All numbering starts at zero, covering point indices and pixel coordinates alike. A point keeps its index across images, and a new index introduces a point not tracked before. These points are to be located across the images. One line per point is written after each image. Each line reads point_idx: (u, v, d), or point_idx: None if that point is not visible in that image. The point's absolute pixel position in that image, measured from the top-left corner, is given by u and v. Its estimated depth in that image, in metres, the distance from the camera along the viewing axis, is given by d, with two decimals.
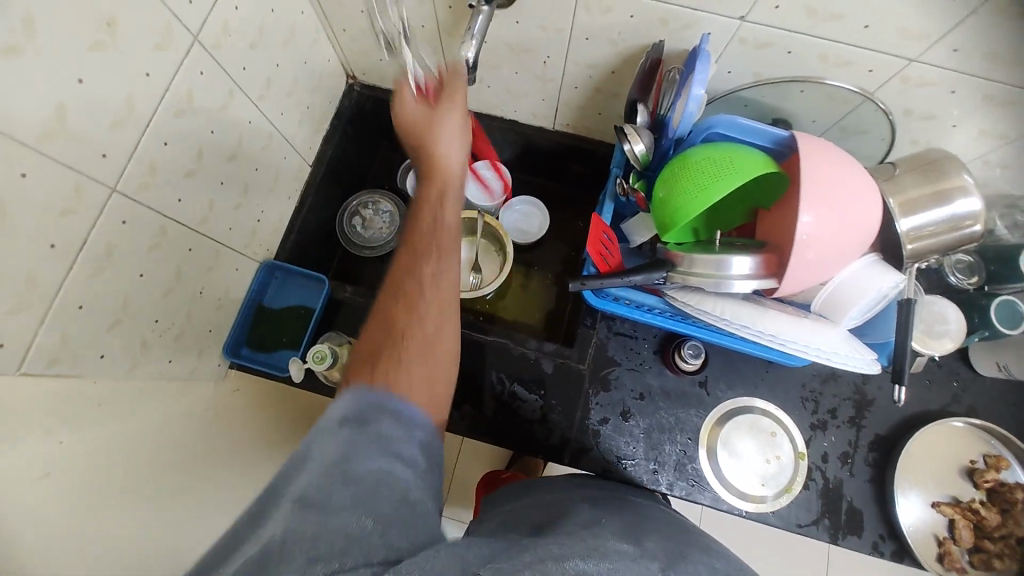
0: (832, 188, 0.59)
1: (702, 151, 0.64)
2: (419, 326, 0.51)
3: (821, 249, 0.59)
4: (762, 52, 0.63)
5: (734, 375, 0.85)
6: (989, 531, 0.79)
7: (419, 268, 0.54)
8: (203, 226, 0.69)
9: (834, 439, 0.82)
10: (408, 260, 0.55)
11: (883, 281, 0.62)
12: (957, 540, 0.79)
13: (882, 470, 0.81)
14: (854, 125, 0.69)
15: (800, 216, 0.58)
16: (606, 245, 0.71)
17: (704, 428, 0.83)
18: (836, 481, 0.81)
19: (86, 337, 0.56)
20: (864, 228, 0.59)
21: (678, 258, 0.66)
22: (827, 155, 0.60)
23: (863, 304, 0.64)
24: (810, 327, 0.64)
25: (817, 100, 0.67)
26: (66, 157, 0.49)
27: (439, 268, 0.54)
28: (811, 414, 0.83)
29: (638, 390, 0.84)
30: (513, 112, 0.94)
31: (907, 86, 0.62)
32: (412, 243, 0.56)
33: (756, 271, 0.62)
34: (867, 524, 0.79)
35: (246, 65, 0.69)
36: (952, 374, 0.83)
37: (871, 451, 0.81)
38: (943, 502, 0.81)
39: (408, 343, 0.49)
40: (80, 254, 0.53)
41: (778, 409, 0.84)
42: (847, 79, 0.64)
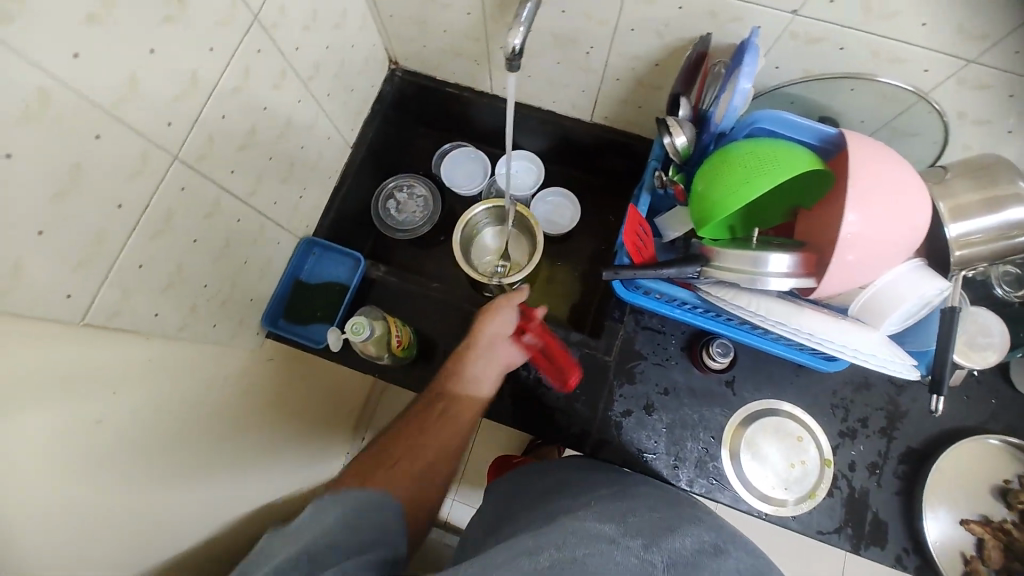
0: (880, 189, 0.58)
1: (744, 147, 0.63)
2: (432, 420, 0.65)
3: (864, 250, 0.58)
4: (813, 48, 0.62)
5: (763, 377, 0.84)
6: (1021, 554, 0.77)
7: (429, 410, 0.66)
8: (250, 199, 0.72)
9: (863, 448, 0.81)
10: (418, 419, 0.65)
11: (927, 286, 0.61)
12: (986, 559, 0.77)
13: (912, 483, 0.79)
14: (906, 126, 0.67)
15: (845, 216, 0.57)
16: (641, 236, 0.71)
17: (727, 428, 0.82)
18: (862, 491, 0.79)
19: (142, 296, 0.59)
20: (911, 231, 0.58)
21: (713, 253, 0.66)
22: (876, 154, 0.59)
23: (904, 309, 0.62)
24: (849, 330, 0.63)
25: (868, 98, 0.66)
26: (136, 124, 0.52)
27: (447, 429, 0.65)
28: (840, 421, 0.82)
29: (662, 385, 0.84)
30: (552, 103, 0.95)
31: (964, 88, 0.60)
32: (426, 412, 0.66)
33: (794, 269, 0.62)
34: (891, 536, 0.78)
35: (299, 46, 0.71)
36: (991, 390, 0.80)
37: (900, 463, 0.80)
38: (974, 520, 0.78)
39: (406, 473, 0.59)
40: (142, 217, 0.56)
41: (806, 413, 0.83)
42: (900, 78, 0.62)
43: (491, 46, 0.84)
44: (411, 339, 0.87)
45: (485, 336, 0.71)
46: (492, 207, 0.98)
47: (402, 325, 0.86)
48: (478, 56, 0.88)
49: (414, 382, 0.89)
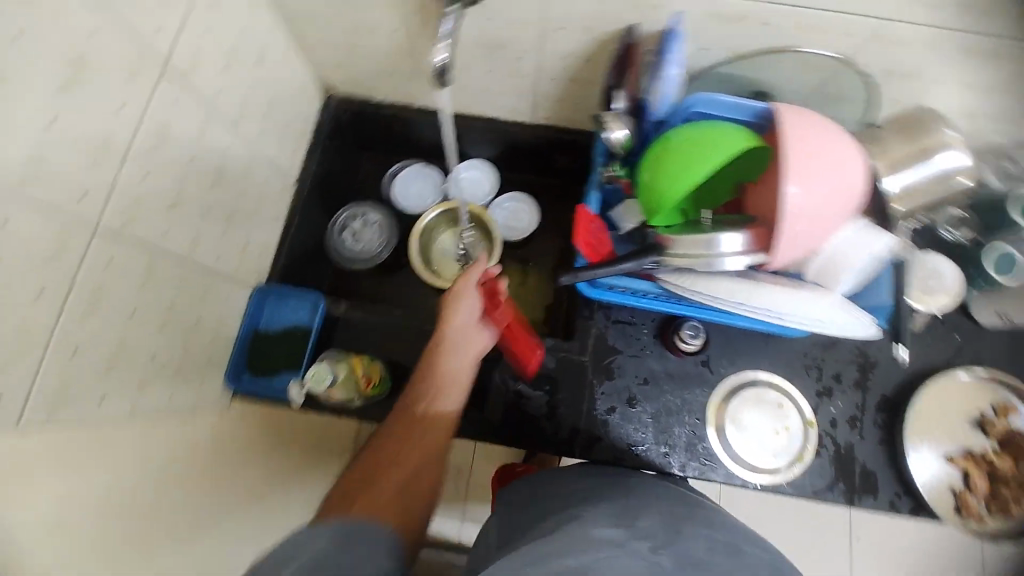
0: (814, 155, 0.59)
1: (683, 132, 0.64)
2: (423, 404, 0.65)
3: (809, 219, 0.59)
4: (734, 25, 0.63)
5: (738, 351, 0.85)
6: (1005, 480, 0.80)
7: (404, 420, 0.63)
8: (192, 256, 0.69)
9: (841, 404, 0.83)
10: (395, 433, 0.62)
11: (874, 244, 0.63)
12: (971, 489, 0.79)
13: (893, 430, 0.81)
14: (835, 89, 0.68)
15: (787, 188, 0.58)
16: (594, 234, 0.71)
17: (710, 406, 0.83)
18: (847, 446, 0.81)
19: (85, 378, 0.55)
20: (850, 194, 0.59)
21: (669, 242, 0.66)
22: (810, 125, 0.60)
23: (856, 267, 0.65)
24: (807, 297, 0.64)
25: (793, 68, 0.67)
26: (46, 202, 0.48)
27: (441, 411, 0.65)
28: (815, 382, 0.84)
29: (642, 375, 0.85)
30: (492, 110, 0.94)
31: (882, 46, 0.61)
32: (417, 397, 0.65)
33: (747, 246, 0.63)
34: (881, 484, 0.80)
35: (219, 91, 0.69)
36: (954, 328, 0.83)
37: (878, 413, 0.82)
38: (957, 454, 0.81)
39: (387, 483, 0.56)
40: (69, 297, 0.52)
41: (785, 379, 0.84)
42: (821, 44, 0.63)
43: (420, 63, 0.82)
44: (383, 372, 0.86)
45: (452, 321, 0.70)
46: (444, 208, 1.00)
47: (371, 363, 0.86)
48: (410, 75, 0.87)
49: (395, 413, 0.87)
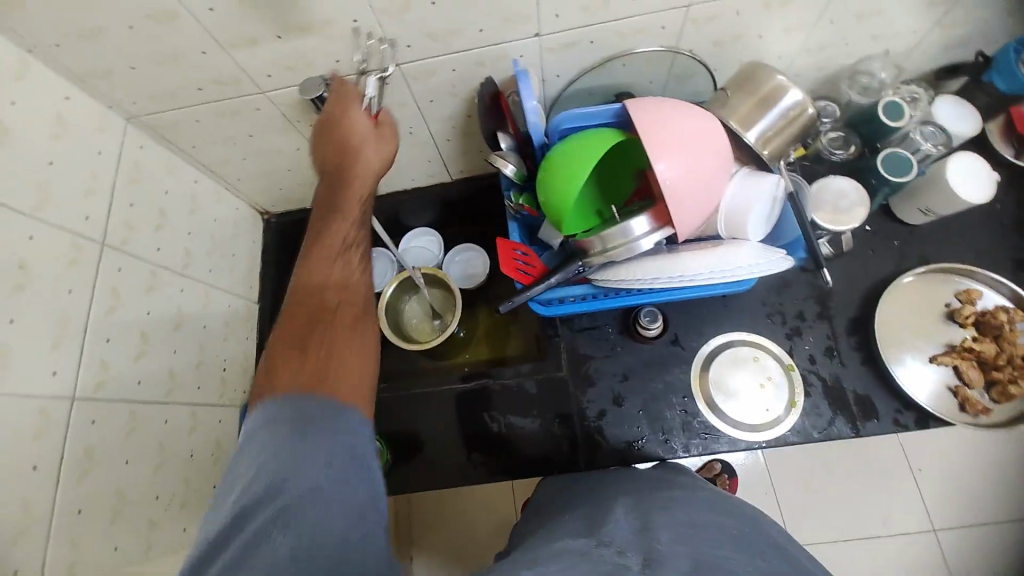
0: (676, 132, 0.65)
1: (561, 148, 0.69)
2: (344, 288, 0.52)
3: (690, 187, 0.64)
4: (571, 50, 0.71)
5: (700, 321, 0.88)
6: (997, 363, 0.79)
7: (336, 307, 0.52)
8: (171, 395, 0.75)
9: (814, 340, 0.84)
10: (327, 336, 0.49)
11: (763, 186, 0.68)
12: (970, 383, 0.78)
13: (870, 350, 0.82)
14: (682, 71, 0.76)
15: (662, 165, 0.63)
16: (521, 260, 0.76)
17: (693, 381, 0.85)
18: (834, 377, 0.82)
19: (91, 537, 0.59)
20: (716, 155, 0.66)
21: (590, 245, 0.70)
22: (663, 108, 0.67)
23: (758, 212, 0.69)
24: (724, 253, 0.68)
25: (637, 66, 0.75)
26: (20, 388, 0.55)
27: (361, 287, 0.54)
28: (782, 326, 0.86)
29: (619, 373, 0.87)
30: (412, 181, 1.03)
31: (700, 25, 0.69)
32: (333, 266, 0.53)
33: (654, 224, 0.67)
34: (880, 404, 0.80)
35: (160, 245, 0.77)
36: (889, 235, 0.86)
37: (851, 336, 0.83)
38: (940, 353, 0.81)
39: (338, 365, 0.48)
40: (60, 466, 0.57)
41: (752, 333, 0.86)
42: (650, 41, 0.71)
43: None
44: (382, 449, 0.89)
45: (342, 140, 0.56)
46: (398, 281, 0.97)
47: None
48: None
49: (403, 483, 0.89)
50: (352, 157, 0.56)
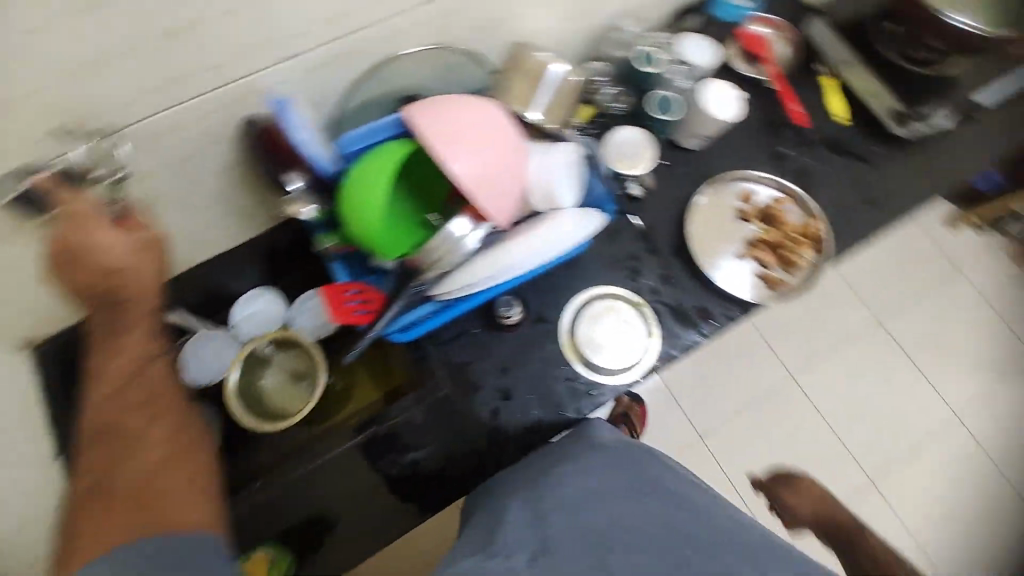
0: (457, 125, 0.64)
1: (354, 171, 0.64)
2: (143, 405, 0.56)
3: (491, 179, 0.65)
4: (328, 66, 0.65)
5: (557, 290, 0.90)
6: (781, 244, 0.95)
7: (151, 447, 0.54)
8: None
9: (651, 273, 0.92)
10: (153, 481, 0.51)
11: (560, 156, 0.71)
12: (767, 265, 0.94)
13: (696, 266, 0.92)
14: (456, 63, 0.74)
15: (458, 168, 0.63)
16: (353, 300, 0.71)
17: (565, 348, 0.87)
18: (675, 300, 0.91)
19: None
20: (508, 141, 0.66)
21: (420, 261, 0.69)
22: (443, 106, 0.65)
23: (564, 182, 0.71)
24: (546, 228, 0.70)
25: (410, 68, 0.72)
26: None
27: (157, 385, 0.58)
28: (624, 270, 0.92)
29: (499, 367, 0.85)
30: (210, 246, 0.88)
31: (453, 14, 0.67)
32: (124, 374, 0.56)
33: (475, 221, 0.67)
34: (715, 309, 0.91)
35: None
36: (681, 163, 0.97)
37: (679, 258, 0.93)
38: (741, 249, 0.95)
39: (171, 493, 0.51)
40: None
41: (603, 285, 0.91)
42: (409, 39, 0.68)
43: None
44: None
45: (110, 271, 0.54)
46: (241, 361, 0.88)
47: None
48: None
49: None
50: (119, 281, 0.55)
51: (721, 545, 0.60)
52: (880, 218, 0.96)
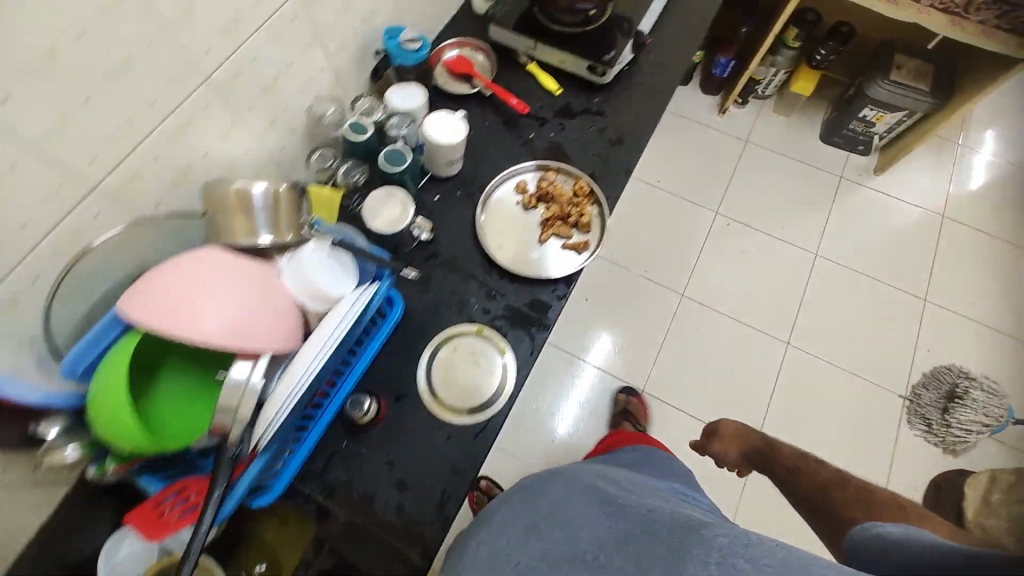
0: (195, 290, 0.62)
1: (98, 387, 0.59)
2: None
3: (251, 318, 0.63)
4: (23, 296, 0.61)
5: (403, 361, 0.89)
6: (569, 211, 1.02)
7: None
8: None
9: (478, 295, 0.94)
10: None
11: (308, 255, 0.71)
12: (568, 236, 1.00)
13: (509, 270, 0.94)
14: (168, 223, 0.73)
15: (209, 325, 0.60)
16: (168, 505, 0.66)
17: (435, 409, 0.85)
18: (509, 307, 0.93)
19: None
20: (250, 277, 0.66)
21: (223, 423, 0.62)
22: (164, 279, 0.62)
23: (325, 275, 0.72)
24: (326, 324, 0.69)
25: (120, 253, 0.69)
26: None
27: None
28: (454, 308, 0.93)
29: (383, 466, 0.81)
30: (23, 526, 0.77)
31: (135, 187, 0.68)
32: None
33: (253, 356, 0.63)
34: (545, 297, 0.94)
35: None
36: (453, 192, 1.04)
37: (493, 271, 0.96)
38: (540, 234, 1.01)
39: None
40: None
41: (442, 329, 0.91)
42: (102, 230, 0.67)
43: None
44: None
45: None
46: None
47: None
48: None
49: None
50: None
51: (613, 541, 0.66)
52: (628, 149, 1.08)
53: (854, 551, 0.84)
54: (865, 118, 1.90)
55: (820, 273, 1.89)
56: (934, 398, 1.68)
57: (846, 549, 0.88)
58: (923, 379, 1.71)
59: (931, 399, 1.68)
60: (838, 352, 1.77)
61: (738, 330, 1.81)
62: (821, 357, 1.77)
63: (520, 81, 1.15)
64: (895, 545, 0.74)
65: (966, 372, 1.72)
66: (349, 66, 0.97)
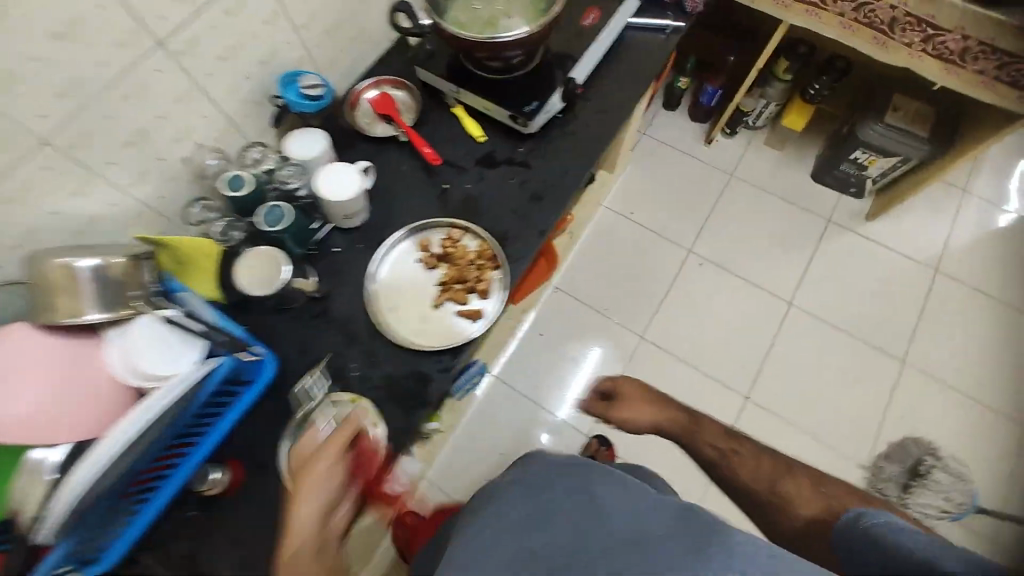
0: (10, 365, 0.63)
1: None
2: None
3: (53, 404, 0.63)
4: None
5: (267, 427, 0.85)
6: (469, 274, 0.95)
7: (310, 477, 0.70)
8: None
9: (358, 360, 0.90)
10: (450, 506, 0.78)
11: (137, 332, 0.70)
12: (464, 302, 0.94)
13: (392, 338, 0.90)
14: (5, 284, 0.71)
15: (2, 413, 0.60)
16: None
17: (291, 486, 0.82)
18: (388, 376, 0.88)
19: None
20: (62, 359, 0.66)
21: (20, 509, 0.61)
22: None
23: (156, 351, 0.70)
24: (147, 401, 0.64)
25: None
26: None
27: None
28: (331, 372, 0.89)
29: (227, 541, 0.79)
30: None
31: None
32: None
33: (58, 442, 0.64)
34: (427, 369, 0.88)
35: None
36: (352, 244, 0.99)
37: (377, 335, 0.91)
38: (436, 296, 0.94)
39: None
40: None
41: (313, 396, 0.87)
42: None
43: None
44: None
45: None
46: None
47: None
48: None
49: None
50: None
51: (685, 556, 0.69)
52: (543, 207, 1.00)
53: (852, 549, 0.73)
54: (856, 160, 1.76)
55: (791, 324, 1.77)
56: (894, 473, 1.58)
57: (836, 548, 0.76)
58: (886, 450, 1.60)
59: (892, 473, 1.57)
60: (799, 410, 1.67)
61: (696, 379, 1.72)
62: (779, 414, 1.66)
63: (443, 123, 1.08)
64: (870, 543, 0.70)
65: (934, 448, 1.59)
66: (243, 110, 0.93)
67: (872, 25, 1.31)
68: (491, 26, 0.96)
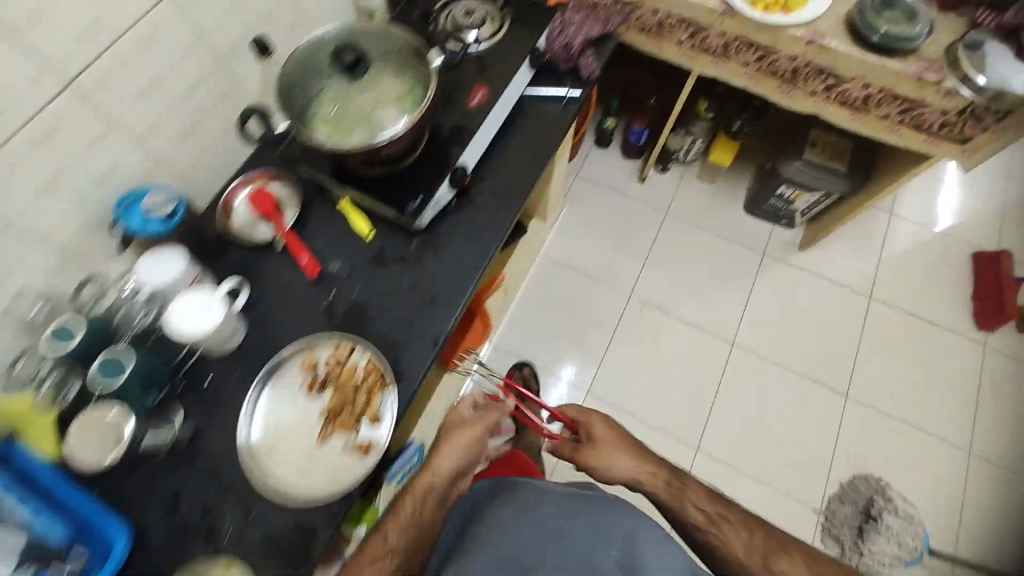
0: None
1: None
2: None
3: None
4: None
5: None
6: (358, 402, 0.86)
7: (450, 439, 0.95)
8: None
9: (231, 516, 0.79)
10: (598, 441, 0.97)
11: None
12: (352, 436, 0.84)
13: (265, 491, 0.80)
14: None
15: None
16: None
17: None
18: (267, 533, 0.78)
19: None
20: None
21: None
22: None
23: None
24: None
25: None
26: None
27: None
28: (199, 534, 0.78)
29: None
30: None
31: None
32: None
33: None
34: (311, 520, 0.79)
35: None
36: (226, 372, 0.88)
37: (252, 484, 0.80)
38: (320, 430, 0.85)
39: None
40: None
41: (179, 570, 0.76)
42: None
43: None
44: None
45: None
46: None
47: None
48: None
49: None
50: None
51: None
52: (441, 313, 0.93)
53: None
54: (783, 195, 1.77)
55: (736, 364, 1.74)
56: (846, 516, 1.55)
57: None
58: (837, 491, 1.58)
59: (844, 515, 1.55)
60: (750, 455, 1.63)
61: (645, 432, 1.67)
62: (730, 461, 1.62)
63: (329, 221, 0.99)
64: None
65: (883, 486, 1.58)
66: (76, 241, 0.81)
67: (775, 74, 1.31)
68: (372, 128, 0.87)
